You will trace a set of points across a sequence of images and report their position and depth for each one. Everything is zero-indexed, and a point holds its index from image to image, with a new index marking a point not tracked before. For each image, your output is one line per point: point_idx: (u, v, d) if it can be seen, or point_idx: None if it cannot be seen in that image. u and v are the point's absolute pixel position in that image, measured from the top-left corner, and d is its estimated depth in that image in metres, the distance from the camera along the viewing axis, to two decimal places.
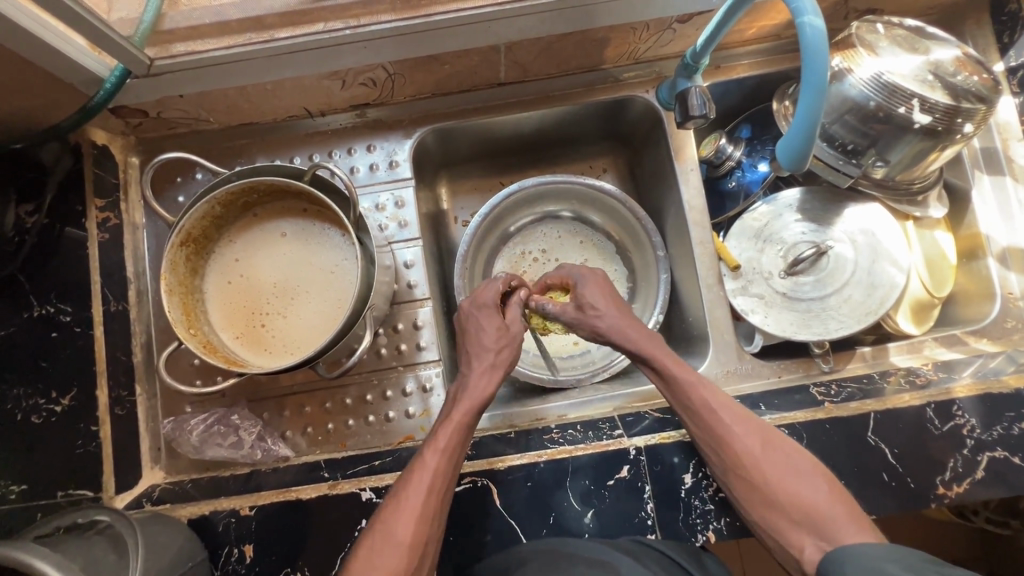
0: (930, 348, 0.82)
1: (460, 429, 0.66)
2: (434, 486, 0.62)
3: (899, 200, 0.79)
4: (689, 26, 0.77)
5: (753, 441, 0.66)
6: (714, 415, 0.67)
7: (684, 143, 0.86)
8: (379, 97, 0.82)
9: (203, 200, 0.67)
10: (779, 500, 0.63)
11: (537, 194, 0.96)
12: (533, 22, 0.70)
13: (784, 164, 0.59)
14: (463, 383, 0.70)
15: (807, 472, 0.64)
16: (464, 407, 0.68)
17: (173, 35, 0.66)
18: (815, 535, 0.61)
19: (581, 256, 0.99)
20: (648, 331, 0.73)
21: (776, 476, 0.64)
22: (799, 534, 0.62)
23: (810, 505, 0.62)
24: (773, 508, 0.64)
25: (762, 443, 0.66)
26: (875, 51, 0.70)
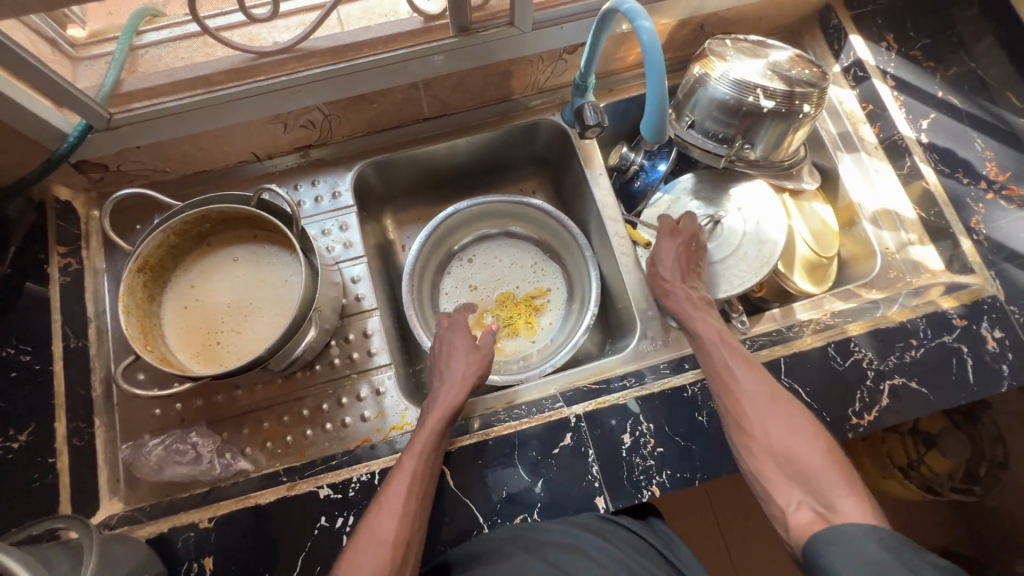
0: (830, 303, 0.90)
1: (433, 436, 0.73)
2: (412, 485, 0.68)
3: (777, 175, 0.91)
4: (577, 56, 0.92)
5: (763, 398, 0.71)
6: (731, 372, 0.74)
7: (591, 153, 0.99)
8: (320, 138, 0.93)
9: (159, 228, 0.74)
10: (781, 454, 0.68)
11: (477, 216, 1.07)
12: (443, 60, 0.84)
13: (648, 137, 0.74)
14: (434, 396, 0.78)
15: (806, 434, 0.68)
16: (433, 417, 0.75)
17: (129, 96, 0.78)
18: (813, 500, 0.64)
19: (520, 268, 1.09)
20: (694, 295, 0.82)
21: (777, 432, 0.69)
22: (791, 489, 0.66)
23: (810, 469, 0.66)
24: (774, 472, 0.67)
25: (762, 414, 0.70)
26: (725, 58, 0.85)
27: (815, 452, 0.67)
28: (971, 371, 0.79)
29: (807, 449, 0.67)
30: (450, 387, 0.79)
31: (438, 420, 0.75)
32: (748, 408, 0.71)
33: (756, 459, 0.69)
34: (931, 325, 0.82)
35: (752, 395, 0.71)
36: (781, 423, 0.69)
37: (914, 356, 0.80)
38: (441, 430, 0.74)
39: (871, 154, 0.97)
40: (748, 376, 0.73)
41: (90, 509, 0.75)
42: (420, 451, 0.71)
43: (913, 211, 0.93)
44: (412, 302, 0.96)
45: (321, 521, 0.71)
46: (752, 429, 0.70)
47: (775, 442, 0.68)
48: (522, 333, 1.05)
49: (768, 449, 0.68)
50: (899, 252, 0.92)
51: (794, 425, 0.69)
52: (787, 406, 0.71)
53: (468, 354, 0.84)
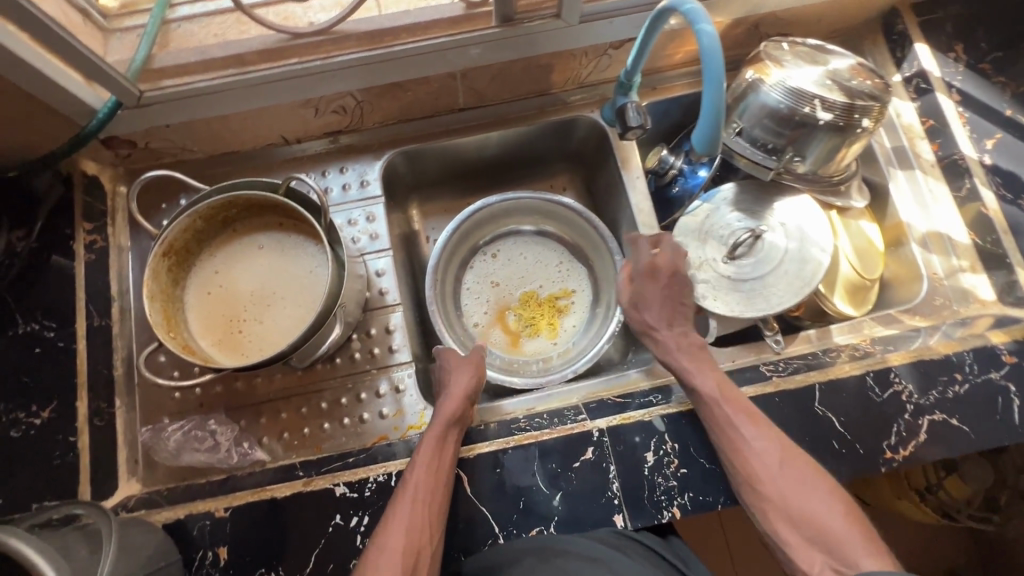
0: (870, 327, 0.86)
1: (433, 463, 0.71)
2: (413, 520, 0.67)
3: (825, 191, 0.87)
4: (623, 52, 0.88)
5: (771, 456, 0.69)
6: (735, 429, 0.71)
7: (628, 154, 0.95)
8: (351, 124, 0.90)
9: (186, 213, 0.73)
10: (798, 516, 0.67)
11: (502, 213, 1.04)
12: (484, 50, 0.80)
13: (700, 149, 0.67)
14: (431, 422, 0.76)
15: (822, 493, 0.67)
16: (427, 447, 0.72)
17: (161, 72, 0.76)
18: (831, 557, 0.64)
19: (545, 268, 1.06)
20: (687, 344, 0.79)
21: (792, 494, 0.68)
22: (811, 553, 0.66)
23: (828, 532, 0.65)
24: (791, 531, 0.68)
25: (773, 472, 0.68)
26: (782, 64, 0.81)
27: (833, 513, 0.66)
28: (1017, 412, 0.75)
29: (825, 510, 0.66)
30: (445, 411, 0.76)
31: (433, 438, 0.73)
32: (757, 468, 0.69)
33: (772, 519, 0.69)
34: (978, 360, 0.78)
35: (760, 455, 0.69)
36: (793, 481, 0.68)
37: (956, 392, 0.76)
38: (439, 460, 0.72)
39: (927, 173, 0.91)
40: (754, 437, 0.70)
41: (109, 488, 0.75)
42: (422, 470, 0.70)
43: (966, 236, 0.88)
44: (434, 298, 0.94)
45: (335, 519, 0.71)
46: (768, 489, 0.68)
47: (789, 498, 0.68)
48: (543, 334, 1.02)
49: (785, 510, 0.68)
50: (948, 278, 0.87)
51: (807, 483, 0.68)
52: (793, 455, 0.70)
53: (466, 368, 0.83)
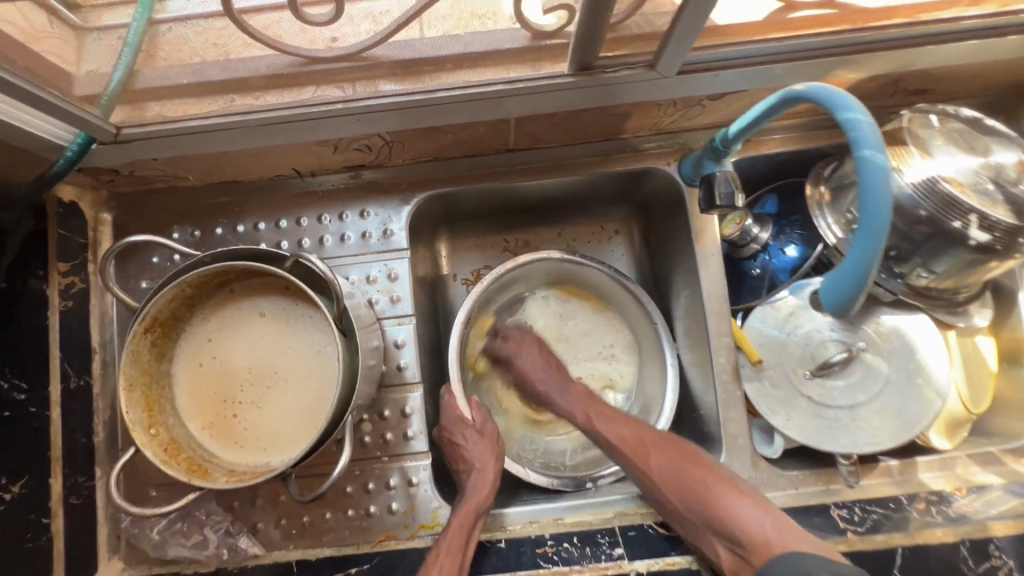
0: (966, 467, 0.73)
1: (456, 547, 0.65)
2: None
3: (937, 309, 0.72)
4: (720, 103, 0.70)
5: (654, 455, 0.68)
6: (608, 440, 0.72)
7: (705, 225, 0.78)
8: (375, 160, 0.75)
9: (171, 286, 0.60)
10: (694, 504, 0.64)
11: (558, 266, 0.88)
12: (548, 99, 0.63)
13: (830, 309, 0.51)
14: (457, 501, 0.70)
15: (703, 476, 0.65)
16: (454, 527, 0.67)
17: (148, 93, 0.61)
18: (722, 537, 0.62)
19: (590, 350, 0.88)
20: (579, 391, 0.78)
21: (678, 484, 0.66)
22: (711, 539, 0.63)
23: (704, 505, 0.63)
24: (708, 533, 0.63)
25: (657, 466, 0.68)
26: (929, 151, 0.63)
27: (714, 487, 0.63)
28: None
29: (712, 486, 0.64)
30: (477, 493, 0.70)
31: (467, 520, 0.67)
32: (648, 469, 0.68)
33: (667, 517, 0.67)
34: None
35: (637, 451, 0.70)
36: (677, 471, 0.66)
37: None
38: (464, 549, 0.66)
39: None
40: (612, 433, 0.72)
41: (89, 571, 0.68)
42: (451, 553, 0.65)
43: None
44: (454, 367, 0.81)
45: None
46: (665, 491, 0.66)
47: (686, 495, 0.65)
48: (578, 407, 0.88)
49: (679, 498, 0.65)
50: None
51: (689, 465, 0.66)
52: (677, 448, 0.68)
53: (489, 447, 0.74)
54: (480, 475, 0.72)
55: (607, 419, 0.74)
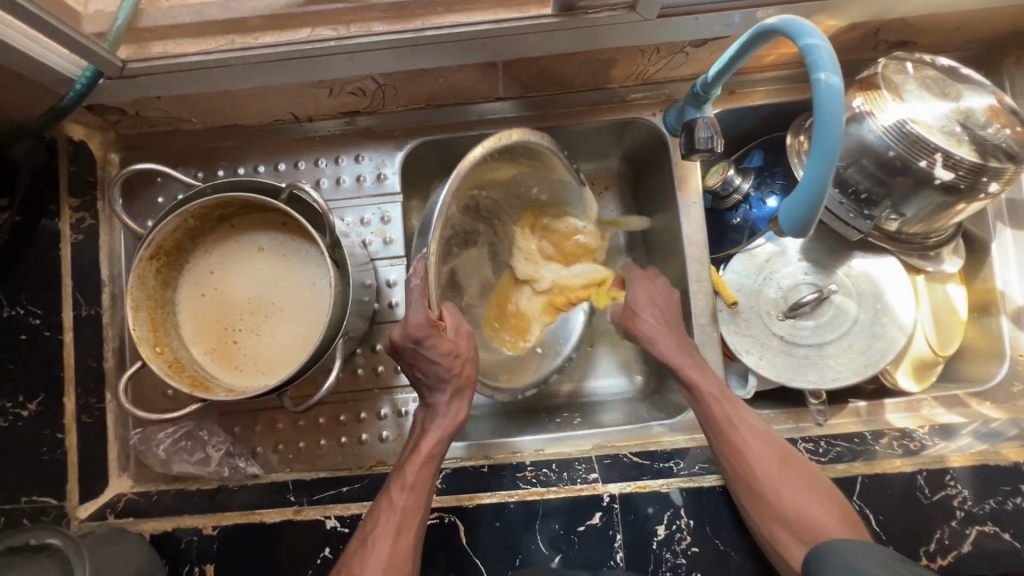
0: (929, 408, 0.77)
1: (427, 462, 0.67)
2: (403, 524, 0.63)
3: (909, 254, 0.74)
4: (703, 51, 0.72)
5: (766, 451, 0.66)
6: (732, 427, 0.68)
7: (688, 173, 0.80)
8: (370, 106, 0.78)
9: (175, 213, 0.64)
10: (789, 516, 0.63)
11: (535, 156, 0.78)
12: (533, 41, 0.66)
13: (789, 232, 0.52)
14: (432, 411, 0.70)
15: (827, 506, 0.62)
16: (431, 438, 0.68)
17: (152, 32, 0.64)
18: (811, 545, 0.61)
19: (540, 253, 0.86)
20: (682, 344, 0.73)
21: (787, 496, 0.63)
22: (792, 540, 0.62)
23: (814, 525, 0.61)
24: (783, 535, 0.63)
25: (757, 460, 0.66)
26: (901, 95, 0.65)
27: (831, 516, 0.61)
28: None
29: (833, 520, 0.61)
30: (448, 418, 0.70)
31: (435, 450, 0.68)
32: (745, 454, 0.66)
33: (741, 491, 0.66)
34: None
35: (761, 455, 0.66)
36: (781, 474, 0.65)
37: (1017, 505, 0.67)
38: (434, 463, 0.67)
39: None
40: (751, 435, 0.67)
41: (100, 485, 0.74)
42: (417, 488, 0.65)
43: None
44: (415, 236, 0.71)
45: (324, 552, 0.67)
46: (761, 489, 0.64)
47: (789, 496, 0.63)
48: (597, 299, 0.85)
49: (769, 505, 0.64)
50: None
51: (794, 478, 0.65)
52: (783, 459, 0.66)
53: (462, 360, 0.70)
54: (454, 375, 0.69)
55: (736, 418, 0.68)
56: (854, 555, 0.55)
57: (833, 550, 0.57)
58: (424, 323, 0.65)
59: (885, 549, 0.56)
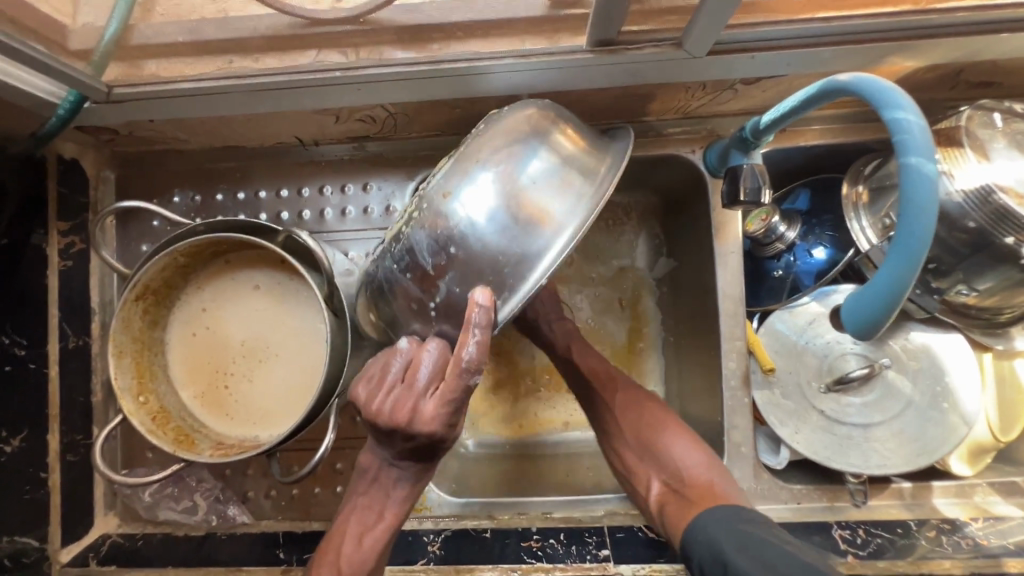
0: (984, 496, 0.70)
1: (383, 539, 0.60)
2: None
3: (975, 328, 0.67)
4: (755, 88, 0.63)
5: (624, 405, 0.71)
6: (603, 380, 0.73)
7: (727, 220, 0.72)
8: (381, 132, 0.71)
9: (161, 255, 0.59)
10: (649, 452, 0.68)
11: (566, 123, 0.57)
12: (563, 77, 0.58)
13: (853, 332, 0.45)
14: (393, 476, 0.60)
15: (681, 437, 0.67)
16: (390, 511, 0.60)
17: (144, 50, 0.58)
18: (663, 474, 0.66)
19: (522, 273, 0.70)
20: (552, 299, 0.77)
21: (639, 433, 0.69)
22: (649, 475, 0.67)
23: (665, 458, 0.67)
24: (644, 467, 0.68)
25: (621, 408, 0.71)
26: (987, 154, 0.56)
27: (692, 452, 0.66)
28: None
29: (686, 449, 0.66)
30: (408, 491, 0.60)
31: (389, 523, 0.60)
32: (608, 404, 0.72)
33: (625, 451, 0.70)
34: None
35: (625, 410, 0.71)
36: (635, 418, 0.70)
37: None
38: (388, 540, 0.61)
39: None
40: (621, 390, 0.72)
41: (85, 525, 0.71)
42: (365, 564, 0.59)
43: None
44: (437, 247, 0.51)
45: None
46: (619, 433, 0.71)
47: (636, 435, 0.70)
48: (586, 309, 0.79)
49: (632, 443, 0.70)
50: None
51: (654, 421, 0.69)
52: (644, 409, 0.71)
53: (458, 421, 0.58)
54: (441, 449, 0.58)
55: (605, 385, 0.72)
56: (737, 552, 0.51)
57: (719, 549, 0.53)
58: (455, 416, 0.53)
59: (750, 528, 0.53)
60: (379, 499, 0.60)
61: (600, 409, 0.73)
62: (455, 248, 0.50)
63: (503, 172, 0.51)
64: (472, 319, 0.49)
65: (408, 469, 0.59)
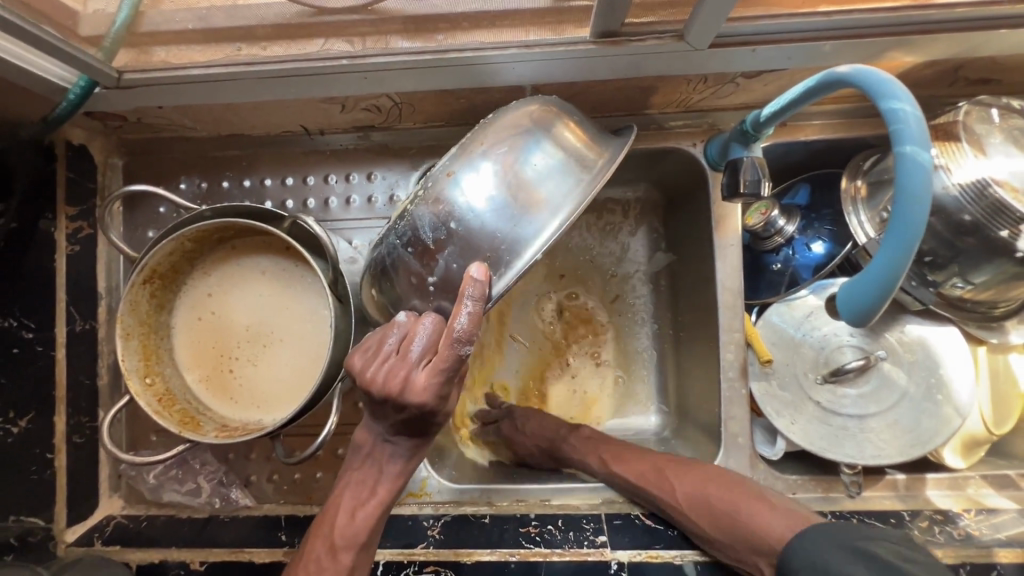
0: (976, 488, 0.70)
1: (379, 512, 0.60)
2: None
3: (970, 322, 0.67)
4: (756, 81, 0.64)
5: (656, 480, 0.68)
6: (639, 469, 0.70)
7: (727, 213, 0.72)
8: (385, 122, 0.72)
9: (169, 239, 0.60)
10: (733, 532, 0.62)
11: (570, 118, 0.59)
12: (566, 67, 0.59)
13: (848, 319, 0.47)
14: (388, 453, 0.61)
15: (745, 496, 0.63)
16: (386, 486, 0.61)
17: (153, 37, 0.57)
18: (758, 551, 0.60)
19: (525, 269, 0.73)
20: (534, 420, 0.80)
21: (709, 517, 0.63)
22: (753, 559, 0.61)
23: (740, 529, 0.61)
24: (729, 549, 0.62)
25: (668, 490, 0.67)
26: (984, 149, 0.56)
27: (756, 506, 0.62)
28: None
29: (755, 506, 0.62)
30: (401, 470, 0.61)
31: (385, 497, 0.61)
32: (661, 492, 0.68)
33: (699, 538, 0.64)
34: None
35: (662, 482, 0.68)
36: (691, 496, 0.65)
37: None
38: (385, 515, 0.61)
39: None
40: (651, 464, 0.70)
41: (90, 506, 0.72)
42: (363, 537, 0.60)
43: None
44: (438, 223, 0.52)
45: None
46: (684, 520, 0.65)
47: (700, 519, 0.64)
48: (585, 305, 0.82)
49: (707, 529, 0.63)
50: None
51: (705, 487, 0.65)
52: (687, 476, 0.67)
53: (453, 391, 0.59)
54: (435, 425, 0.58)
55: (617, 453, 0.73)
56: (849, 564, 0.52)
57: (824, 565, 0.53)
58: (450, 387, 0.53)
59: (866, 546, 0.54)
60: (375, 475, 0.61)
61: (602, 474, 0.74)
62: (455, 224, 0.52)
63: (503, 153, 0.52)
64: (466, 294, 0.50)
65: (406, 448, 0.61)
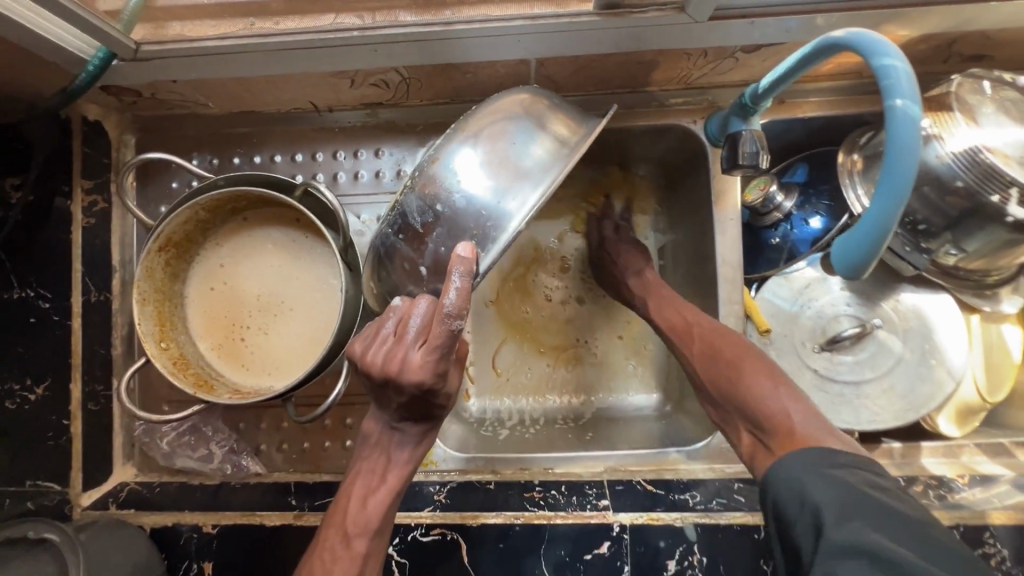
0: (970, 455, 0.71)
1: (389, 499, 0.61)
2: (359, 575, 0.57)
3: (965, 291, 0.70)
4: (755, 56, 0.66)
5: (699, 346, 0.67)
6: (681, 329, 0.70)
7: (726, 188, 0.73)
8: (393, 98, 0.74)
9: (185, 207, 0.62)
10: (737, 399, 0.62)
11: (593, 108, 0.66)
12: (569, 40, 0.61)
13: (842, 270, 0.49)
14: (394, 443, 0.62)
15: (768, 383, 0.60)
16: (396, 474, 0.62)
17: (169, 12, 0.60)
18: (747, 421, 0.61)
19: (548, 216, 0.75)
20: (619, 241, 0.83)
21: (728, 381, 0.64)
22: (738, 424, 0.62)
23: (750, 402, 0.61)
24: (733, 414, 0.63)
25: (700, 353, 0.67)
26: (977, 118, 0.58)
27: (780, 396, 0.59)
28: None
29: (775, 395, 0.59)
30: (408, 458, 0.62)
31: (394, 484, 0.61)
32: (692, 352, 0.68)
33: (704, 397, 0.67)
34: None
35: (708, 346, 0.67)
36: (718, 360, 0.65)
37: None
38: (396, 502, 0.62)
39: None
40: (703, 327, 0.68)
41: (104, 473, 0.74)
42: (375, 526, 0.60)
43: None
44: (425, 207, 0.55)
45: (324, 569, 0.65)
46: (703, 383, 0.67)
47: (717, 382, 0.65)
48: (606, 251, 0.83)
49: (715, 389, 0.65)
50: None
51: (740, 364, 0.63)
52: (730, 343, 0.66)
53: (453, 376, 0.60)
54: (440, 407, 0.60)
55: (664, 307, 0.73)
56: (827, 493, 0.47)
57: (804, 491, 0.48)
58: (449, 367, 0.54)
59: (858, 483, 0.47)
60: (382, 463, 0.62)
61: (683, 354, 0.70)
62: (441, 207, 0.54)
63: (488, 139, 0.55)
64: (453, 269, 0.51)
65: (414, 434, 0.62)
